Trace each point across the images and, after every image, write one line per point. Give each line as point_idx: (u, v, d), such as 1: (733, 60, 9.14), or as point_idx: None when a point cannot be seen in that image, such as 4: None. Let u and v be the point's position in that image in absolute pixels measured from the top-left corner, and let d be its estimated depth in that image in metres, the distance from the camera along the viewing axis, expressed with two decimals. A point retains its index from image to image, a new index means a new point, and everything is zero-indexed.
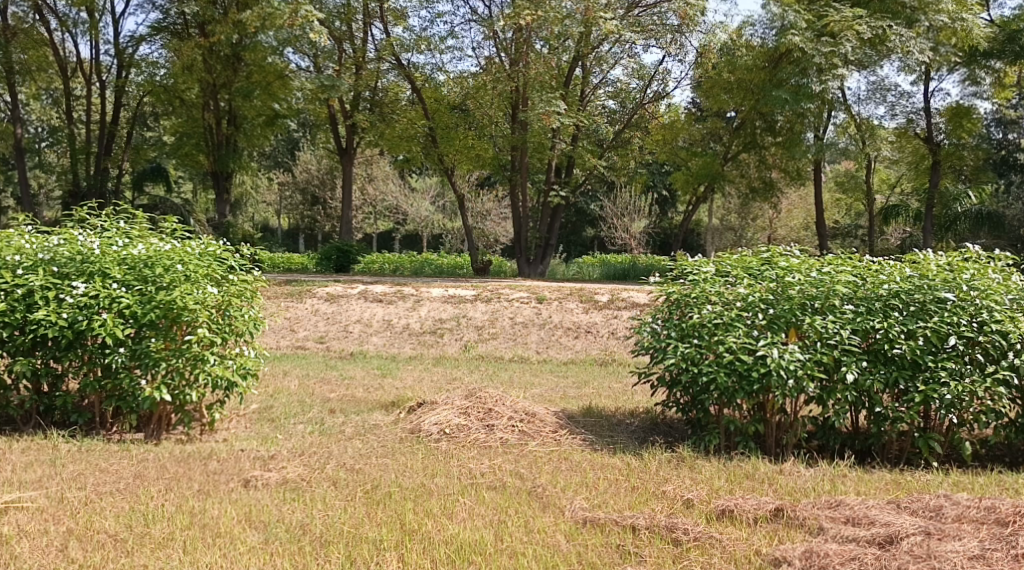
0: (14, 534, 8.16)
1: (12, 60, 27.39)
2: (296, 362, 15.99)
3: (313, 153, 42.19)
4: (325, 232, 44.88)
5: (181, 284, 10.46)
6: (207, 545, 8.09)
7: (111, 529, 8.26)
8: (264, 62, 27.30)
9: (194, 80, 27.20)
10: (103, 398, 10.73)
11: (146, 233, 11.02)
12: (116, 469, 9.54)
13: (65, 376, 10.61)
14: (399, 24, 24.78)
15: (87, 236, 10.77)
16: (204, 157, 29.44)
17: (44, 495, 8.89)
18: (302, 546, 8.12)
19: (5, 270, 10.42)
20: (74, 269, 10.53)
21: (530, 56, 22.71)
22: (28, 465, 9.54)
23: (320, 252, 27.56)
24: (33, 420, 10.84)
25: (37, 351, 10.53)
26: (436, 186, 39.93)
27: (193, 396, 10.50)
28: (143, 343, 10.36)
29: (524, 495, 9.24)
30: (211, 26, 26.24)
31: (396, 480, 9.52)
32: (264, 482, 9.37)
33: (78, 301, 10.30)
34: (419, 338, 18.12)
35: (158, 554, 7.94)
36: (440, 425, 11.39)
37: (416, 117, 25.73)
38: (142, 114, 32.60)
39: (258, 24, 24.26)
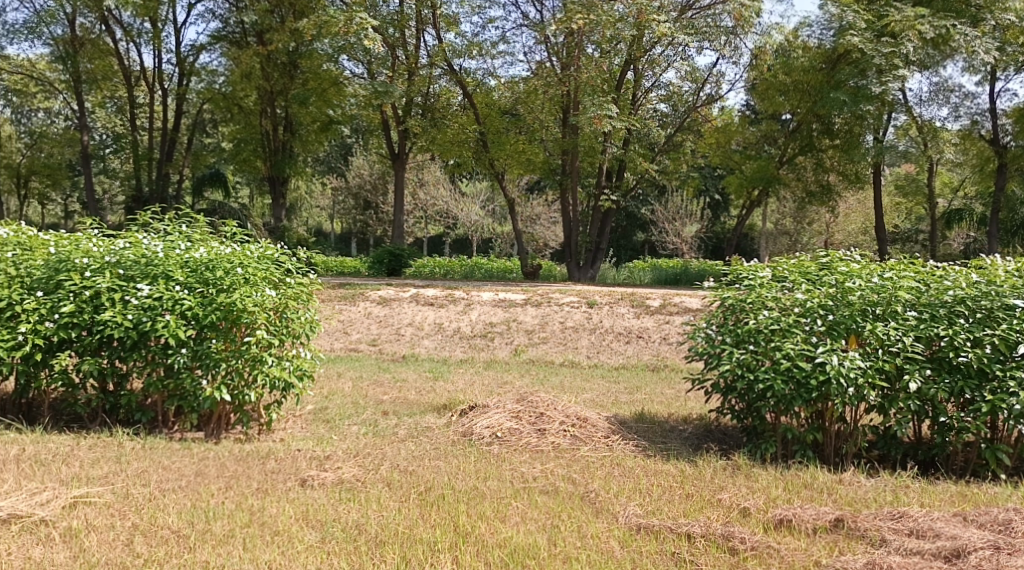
0: (83, 528, 8.27)
1: (78, 69, 28.39)
2: (349, 363, 16.10)
3: (366, 159, 42.43)
4: (376, 236, 45.15)
5: (241, 286, 10.58)
6: (266, 542, 8.15)
7: (174, 525, 8.34)
8: (320, 69, 27.19)
9: (252, 88, 27.60)
10: (165, 397, 10.81)
11: (206, 236, 11.18)
12: (178, 467, 9.62)
13: (130, 376, 10.71)
14: (452, 30, 25.00)
15: (151, 240, 10.94)
16: (260, 164, 29.67)
17: (109, 490, 8.98)
18: (358, 546, 8.15)
19: (73, 272, 10.60)
20: (139, 271, 10.68)
21: (581, 61, 22.81)
22: (95, 462, 9.65)
23: (371, 255, 27.66)
24: (99, 418, 10.96)
25: (102, 351, 10.65)
26: (487, 190, 39.99)
27: (251, 396, 10.58)
28: (204, 344, 10.49)
29: (577, 500, 9.20)
30: (269, 34, 26.49)
31: (449, 482, 9.53)
32: (321, 481, 9.41)
33: (142, 303, 10.43)
34: (470, 342, 18.16)
35: (219, 550, 8.01)
36: (491, 429, 11.41)
37: (466, 122, 25.90)
38: (201, 120, 33.03)
39: (314, 32, 24.38)
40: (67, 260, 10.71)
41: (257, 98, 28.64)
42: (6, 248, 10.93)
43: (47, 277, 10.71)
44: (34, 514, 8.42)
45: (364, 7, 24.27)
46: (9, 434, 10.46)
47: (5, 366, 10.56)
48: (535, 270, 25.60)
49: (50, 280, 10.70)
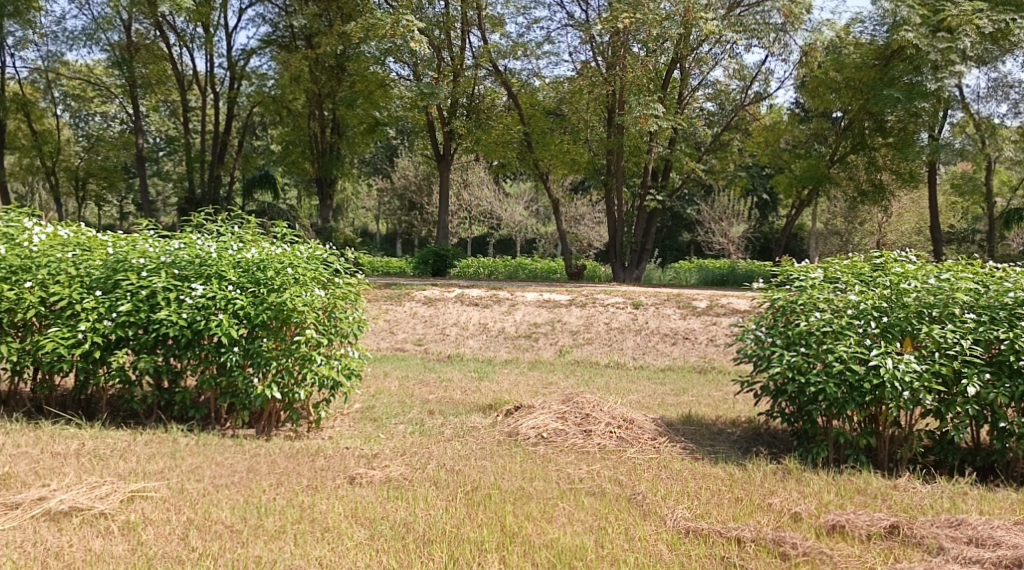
0: (141, 521, 8.55)
1: (135, 75, 28.54)
2: (395, 362, 16.09)
3: (411, 160, 42.51)
4: (420, 237, 45.24)
5: (291, 286, 10.95)
6: (316, 538, 8.32)
7: (228, 520, 8.58)
8: (366, 71, 26.94)
9: (301, 91, 27.70)
10: (218, 394, 11.14)
11: (258, 238, 11.55)
12: (230, 462, 9.86)
13: (184, 373, 11.07)
14: (498, 31, 24.98)
15: (205, 240, 11.30)
16: (308, 165, 29.81)
17: (166, 485, 9.25)
18: (407, 543, 8.25)
19: (131, 272, 11.00)
20: (193, 271, 11.04)
21: (627, 60, 22.55)
22: (151, 457, 9.91)
23: (416, 255, 27.70)
24: (155, 414, 11.28)
25: (158, 349, 11.01)
26: (531, 191, 39.89)
27: (301, 394, 10.95)
28: (255, 342, 10.85)
29: (624, 502, 9.10)
30: (318, 38, 26.63)
31: (495, 482, 9.49)
32: (368, 479, 9.49)
33: (196, 302, 10.77)
34: (514, 342, 18.11)
35: (271, 545, 8.22)
36: (537, 429, 11.36)
37: (512, 122, 26.20)
38: (251, 124, 33.27)
39: (362, 35, 24.41)
40: (125, 260, 11.12)
41: (306, 101, 28.78)
42: (66, 249, 11.38)
43: (106, 277, 11.13)
44: (93, 507, 8.74)
45: (411, 10, 24.24)
46: (68, 430, 10.75)
47: (65, 363, 10.95)
48: (579, 271, 25.51)
49: (109, 280, 11.12)
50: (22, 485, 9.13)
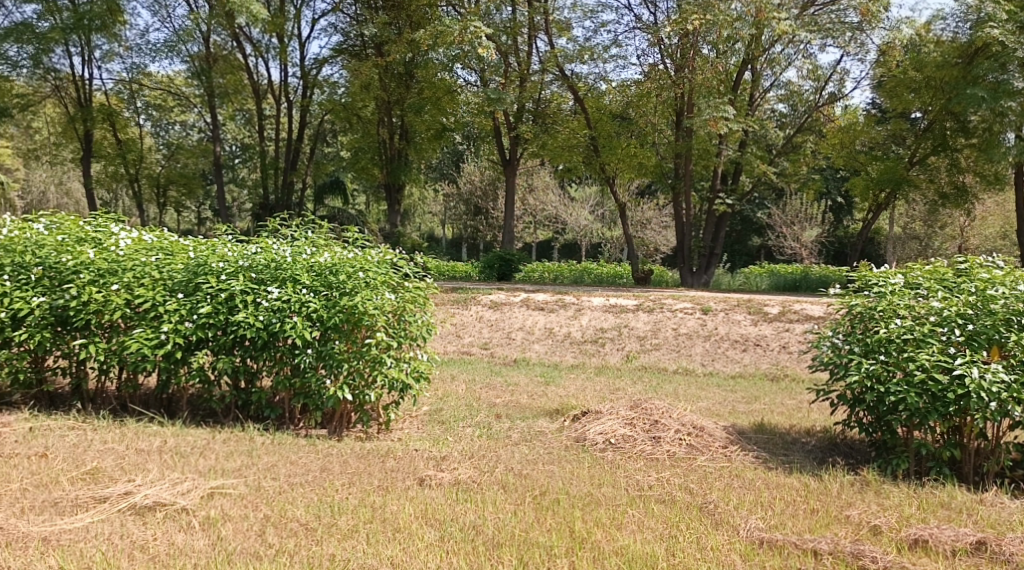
0: (220, 517, 8.74)
1: (213, 84, 28.93)
2: (462, 366, 15.99)
3: (477, 165, 42.50)
4: (486, 241, 45.23)
5: (362, 290, 11.07)
6: (388, 538, 8.42)
7: (303, 518, 8.73)
8: (434, 79, 27.17)
9: (371, 98, 27.75)
10: (293, 394, 11.33)
11: (331, 242, 11.70)
12: (304, 461, 9.98)
13: (260, 373, 11.27)
14: (564, 36, 24.82)
15: (281, 245, 11.49)
16: (377, 171, 30.00)
17: (243, 482, 9.42)
18: (477, 546, 8.30)
19: (210, 276, 11.22)
20: (269, 274, 11.23)
21: (696, 62, 22.34)
22: (229, 455, 10.08)
23: (482, 260, 27.63)
24: (232, 413, 11.49)
25: (235, 350, 11.22)
26: (596, 195, 39.61)
27: (372, 396, 11.08)
28: (328, 344, 11.01)
29: (694, 511, 8.89)
30: (388, 46, 26.70)
31: (564, 487, 9.45)
32: (438, 481, 9.53)
33: (272, 305, 10.98)
34: (581, 347, 17.92)
35: (345, 544, 8.34)
36: (606, 435, 11.17)
37: (578, 126, 25.93)
38: (323, 131, 33.50)
39: (431, 42, 24.37)
40: (205, 264, 11.32)
41: (376, 108, 28.80)
42: (149, 251, 11.55)
43: (186, 280, 11.35)
44: (176, 502, 8.92)
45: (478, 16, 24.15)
46: (151, 427, 10.95)
47: (148, 364, 11.16)
48: (646, 276, 25.21)
49: (189, 283, 11.32)
50: (109, 480, 9.36)
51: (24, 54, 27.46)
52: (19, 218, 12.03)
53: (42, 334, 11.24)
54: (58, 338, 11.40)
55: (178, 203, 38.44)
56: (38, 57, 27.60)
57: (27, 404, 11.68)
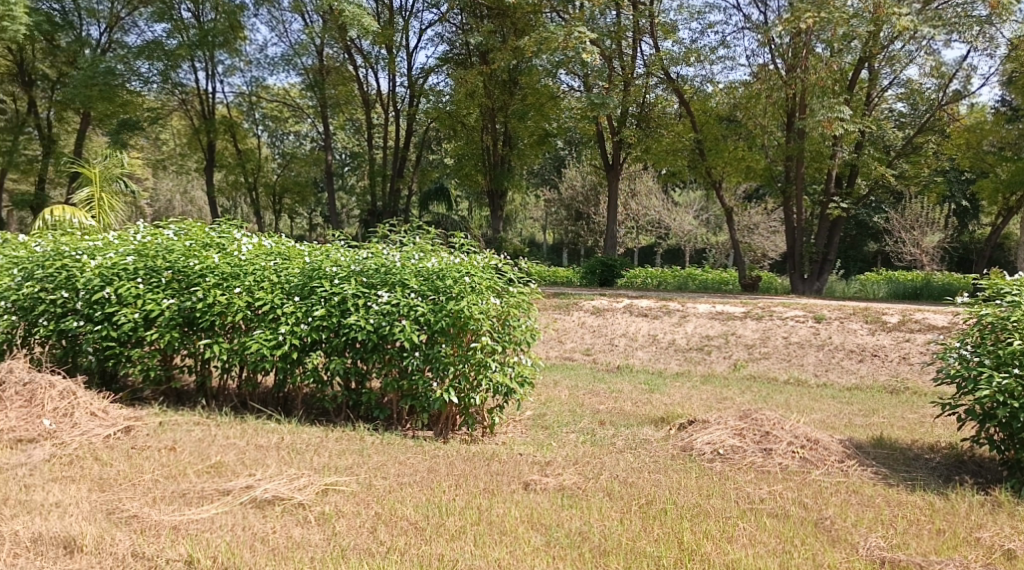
0: (334, 513, 9.26)
1: (324, 96, 29.32)
2: (564, 372, 15.69)
3: (580, 170, 42.13)
4: (588, 247, 44.81)
5: (468, 294, 11.14)
6: (495, 540, 8.89)
7: (413, 516, 9.20)
8: (538, 85, 27.17)
9: (475, 105, 27.59)
10: (401, 396, 11.50)
11: (439, 247, 11.82)
12: (411, 462, 10.33)
13: (370, 374, 11.44)
14: (670, 38, 24.33)
15: (391, 250, 11.66)
16: (481, 178, 29.90)
17: (356, 479, 9.88)
18: (582, 553, 8.75)
19: (324, 280, 11.46)
20: (379, 279, 11.40)
21: (809, 61, 21.54)
22: (342, 453, 10.48)
23: (584, 264, 27.26)
24: (344, 413, 11.67)
25: (347, 351, 11.42)
26: (701, 199, 38.86)
27: (476, 399, 11.23)
28: (435, 348, 11.16)
29: (809, 526, 9.15)
30: (492, 54, 26.56)
31: (670, 497, 9.65)
32: (543, 486, 9.85)
33: (382, 308, 11.17)
34: (686, 355, 17.48)
35: (453, 544, 8.83)
36: (714, 445, 10.86)
37: (683, 130, 25.34)
38: (428, 138, 33.56)
39: (535, 49, 24.08)
40: (319, 268, 11.57)
41: (480, 116, 28.64)
42: (268, 256, 11.79)
43: (301, 283, 11.58)
44: (293, 497, 9.45)
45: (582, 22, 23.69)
46: (269, 424, 11.32)
47: (267, 363, 11.42)
48: (754, 282, 24.55)
49: (305, 287, 11.54)
50: (232, 474, 9.88)
51: (155, 71, 27.83)
52: (150, 226, 12.44)
53: (171, 334, 11.47)
54: (186, 338, 11.61)
55: (290, 209, 39.08)
56: (167, 73, 28.06)
57: (155, 400, 11.92)
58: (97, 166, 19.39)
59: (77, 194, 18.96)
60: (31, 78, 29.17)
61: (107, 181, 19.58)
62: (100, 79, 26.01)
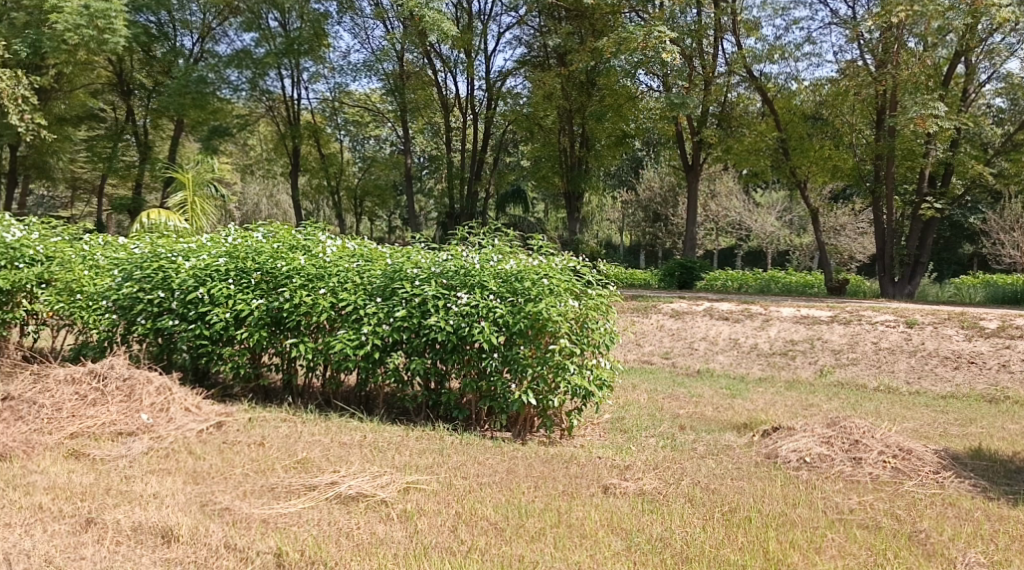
0: (415, 511, 9.01)
1: (403, 102, 29.25)
2: (643, 375, 15.29)
3: (658, 171, 41.55)
4: (667, 249, 44.19)
5: (546, 296, 10.88)
6: (576, 543, 8.56)
7: (493, 517, 8.92)
8: (616, 86, 26.28)
9: (553, 107, 27.23)
10: (480, 397, 11.25)
11: (517, 249, 11.58)
12: (491, 462, 10.05)
13: (449, 375, 11.21)
14: (753, 35, 23.74)
15: (470, 252, 11.43)
16: (558, 179, 29.58)
17: (436, 478, 9.64)
18: (665, 559, 8.36)
19: (404, 281, 11.24)
20: (459, 281, 11.17)
21: (900, 56, 20.77)
22: (422, 452, 10.25)
23: (663, 266, 26.75)
24: (424, 413, 11.44)
25: (427, 352, 11.18)
26: (785, 200, 38.01)
27: (555, 402, 10.92)
28: (514, 349, 10.90)
29: (903, 539, 8.68)
30: (570, 55, 26.19)
31: (755, 505, 9.22)
32: (623, 490, 9.49)
33: (462, 309, 10.91)
34: (770, 359, 16.96)
35: (533, 546, 8.52)
36: (799, 453, 10.40)
37: (766, 128, 24.65)
38: (505, 140, 33.33)
39: (614, 50, 23.58)
40: (400, 270, 11.37)
41: (558, 118, 28.25)
42: (352, 258, 11.66)
43: (382, 285, 11.38)
44: (376, 494, 9.26)
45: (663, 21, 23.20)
46: (351, 423, 11.15)
47: (350, 363, 11.23)
48: (841, 286, 23.82)
49: (387, 288, 11.34)
50: (318, 470, 9.72)
51: (243, 80, 28.52)
52: (241, 229, 12.41)
53: (260, 333, 11.39)
54: (274, 337, 11.56)
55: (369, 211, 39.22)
56: (256, 80, 28.69)
57: (244, 398, 11.85)
58: (190, 172, 19.78)
59: (171, 198, 19.64)
60: (129, 87, 29.42)
61: (200, 186, 19.92)
62: (191, 88, 26.86)
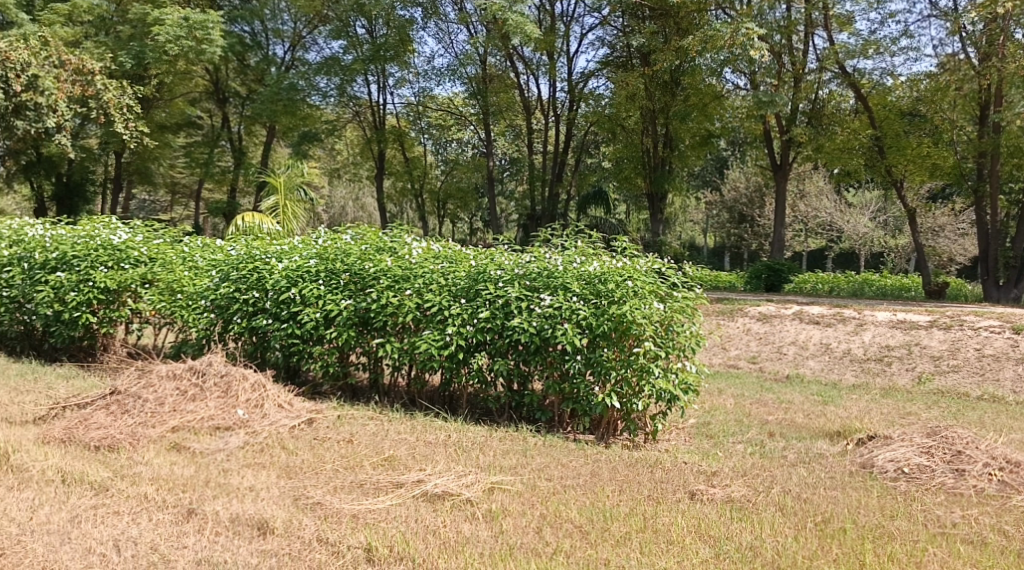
0: (500, 511, 8.77)
1: (487, 104, 29.11)
2: (730, 380, 14.83)
3: (744, 171, 40.77)
4: (753, 250, 43.36)
5: (631, 299, 10.56)
6: (662, 550, 8.24)
7: (578, 519, 8.64)
8: (701, 85, 26.11)
9: (636, 108, 26.73)
10: (562, 399, 10.94)
11: (600, 252, 11.28)
12: (575, 465, 9.75)
13: (532, 377, 10.93)
14: (845, 30, 23.01)
15: (553, 254, 11.17)
16: (641, 180, 29.12)
17: (520, 479, 9.38)
18: None
19: (487, 283, 11.01)
20: (542, 282, 10.90)
21: (1006, 47, 19.96)
22: (506, 453, 10.00)
23: (750, 268, 26.13)
24: (506, 414, 11.19)
25: (510, 353, 10.93)
26: (879, 200, 36.92)
27: (639, 405, 10.57)
28: (597, 352, 10.58)
29: (1011, 557, 8.26)
30: (654, 55, 25.72)
31: (852, 516, 8.79)
32: (710, 496, 9.11)
33: (545, 311, 10.65)
34: (864, 365, 16.35)
35: (619, 550, 8.24)
36: (897, 463, 9.89)
37: (861, 126, 23.91)
38: (588, 140, 32.96)
39: (700, 48, 23.08)
40: (483, 271, 11.13)
41: (641, 118, 27.75)
42: (437, 259, 11.48)
43: (465, 287, 11.16)
44: (461, 493, 9.03)
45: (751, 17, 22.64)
46: (436, 421, 10.95)
47: (434, 363, 11.04)
48: (940, 289, 23.02)
49: (471, 289, 11.12)
50: (405, 467, 9.54)
51: (332, 87, 28.51)
52: (331, 231, 12.35)
53: (348, 332, 11.25)
54: (361, 337, 11.40)
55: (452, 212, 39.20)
56: (344, 87, 28.54)
57: (333, 396, 11.74)
58: (282, 175, 19.88)
59: (265, 201, 19.84)
60: (224, 95, 30.29)
61: (291, 190, 20.04)
62: (283, 95, 27.31)
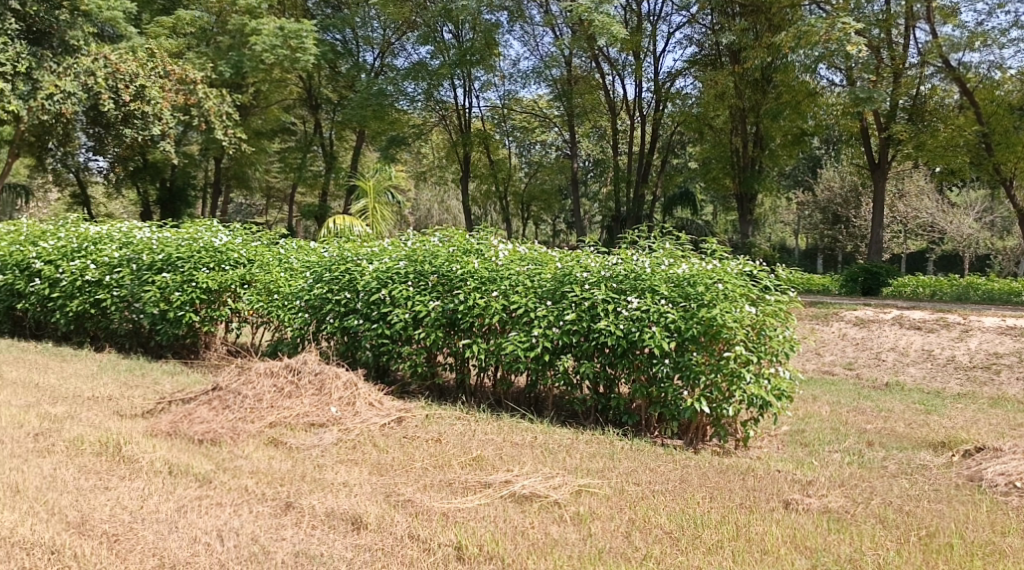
0: (588, 515, 8.75)
1: (573, 105, 29.07)
2: (826, 387, 14.54)
3: (838, 171, 40.00)
4: (846, 253, 42.51)
5: (721, 302, 10.44)
6: (756, 560, 8.11)
7: (667, 525, 8.57)
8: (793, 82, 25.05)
9: (726, 107, 26.36)
10: (650, 402, 10.86)
11: (689, 254, 11.18)
12: (662, 470, 9.67)
13: (619, 380, 10.89)
14: (950, 21, 22.36)
15: (641, 256, 11.11)
16: (730, 181, 28.77)
17: (609, 483, 9.33)
18: None
19: (574, 285, 11.01)
20: (629, 285, 10.86)
21: None
22: (593, 456, 9.96)
23: (845, 271, 25.63)
24: (593, 416, 11.15)
25: (596, 356, 10.91)
26: (986, 200, 35.90)
27: (729, 410, 10.39)
28: (685, 355, 10.48)
29: None
30: (745, 53, 25.39)
31: (956, 530, 8.57)
32: (805, 506, 8.95)
33: (632, 314, 10.62)
34: (969, 373, 15.88)
35: (710, 558, 8.14)
36: (1007, 476, 9.57)
37: (966, 122, 23.24)
38: (677, 141, 32.67)
39: (793, 44, 22.75)
40: (570, 273, 11.13)
41: (730, 119, 27.39)
42: (524, 262, 11.51)
43: (552, 288, 11.18)
44: (549, 495, 9.03)
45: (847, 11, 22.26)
46: (522, 423, 10.98)
47: (521, 364, 11.10)
48: None
49: (557, 291, 11.13)
50: (491, 468, 9.58)
51: (420, 91, 28.84)
52: (420, 233, 12.48)
53: (436, 334, 11.37)
54: (448, 338, 11.51)
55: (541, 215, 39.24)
56: (431, 91, 28.90)
57: (421, 396, 11.84)
58: (373, 179, 20.12)
59: (354, 205, 20.07)
60: (317, 102, 30.75)
61: (380, 194, 20.24)
62: (373, 100, 27.68)
